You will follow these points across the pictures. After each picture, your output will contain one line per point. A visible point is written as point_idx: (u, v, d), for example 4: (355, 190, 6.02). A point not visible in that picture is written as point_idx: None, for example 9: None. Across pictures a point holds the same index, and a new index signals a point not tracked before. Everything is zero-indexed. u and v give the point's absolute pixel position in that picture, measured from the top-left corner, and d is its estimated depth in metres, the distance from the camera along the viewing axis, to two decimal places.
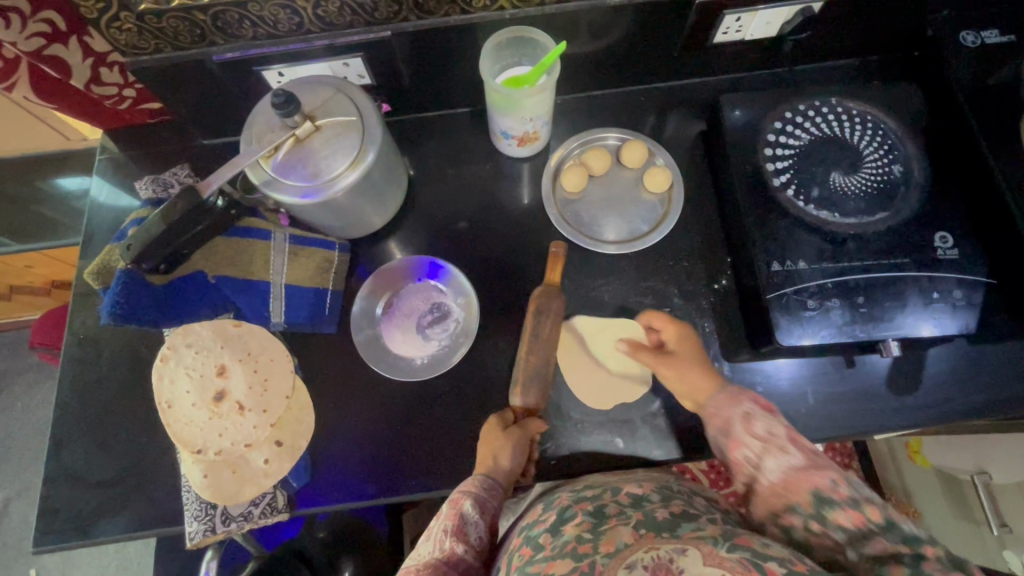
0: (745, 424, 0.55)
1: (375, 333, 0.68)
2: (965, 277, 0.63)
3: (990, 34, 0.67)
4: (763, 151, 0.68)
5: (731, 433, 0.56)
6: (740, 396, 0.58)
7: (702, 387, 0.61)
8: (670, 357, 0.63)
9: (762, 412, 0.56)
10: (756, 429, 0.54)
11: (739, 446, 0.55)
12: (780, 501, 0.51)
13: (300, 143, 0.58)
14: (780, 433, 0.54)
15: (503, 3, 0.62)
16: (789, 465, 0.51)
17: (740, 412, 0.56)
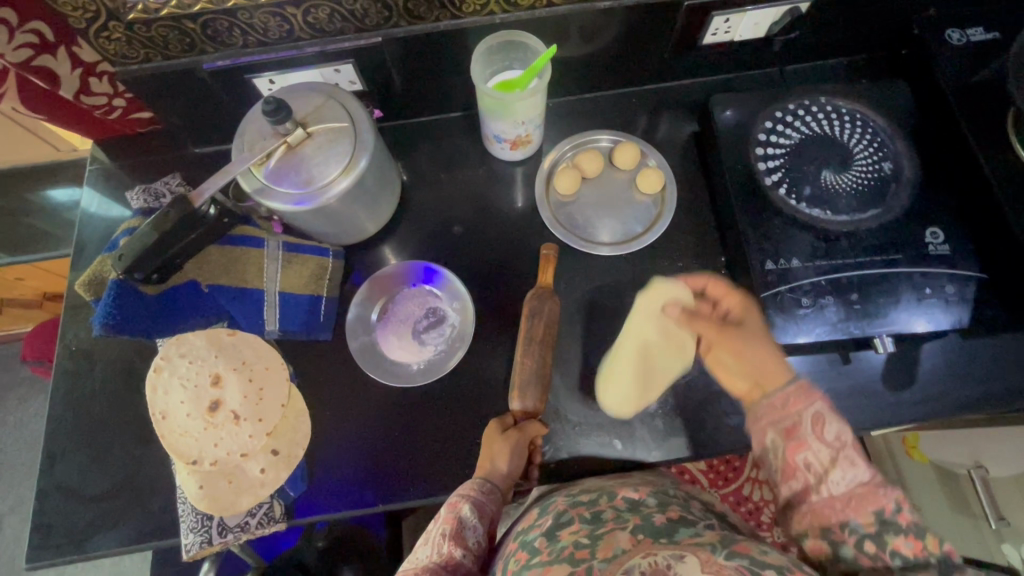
0: (815, 425, 0.51)
1: (370, 340, 0.68)
2: (958, 272, 0.63)
3: (975, 31, 0.68)
4: (754, 151, 0.69)
5: (795, 435, 0.51)
6: (812, 395, 0.53)
7: (769, 372, 0.56)
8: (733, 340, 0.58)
9: (831, 413, 0.52)
10: (828, 434, 0.51)
11: (798, 449, 0.51)
12: (834, 516, 0.49)
13: (291, 150, 0.58)
14: (849, 441, 0.50)
15: (493, 7, 0.62)
16: (856, 480, 0.49)
17: (811, 412, 0.52)
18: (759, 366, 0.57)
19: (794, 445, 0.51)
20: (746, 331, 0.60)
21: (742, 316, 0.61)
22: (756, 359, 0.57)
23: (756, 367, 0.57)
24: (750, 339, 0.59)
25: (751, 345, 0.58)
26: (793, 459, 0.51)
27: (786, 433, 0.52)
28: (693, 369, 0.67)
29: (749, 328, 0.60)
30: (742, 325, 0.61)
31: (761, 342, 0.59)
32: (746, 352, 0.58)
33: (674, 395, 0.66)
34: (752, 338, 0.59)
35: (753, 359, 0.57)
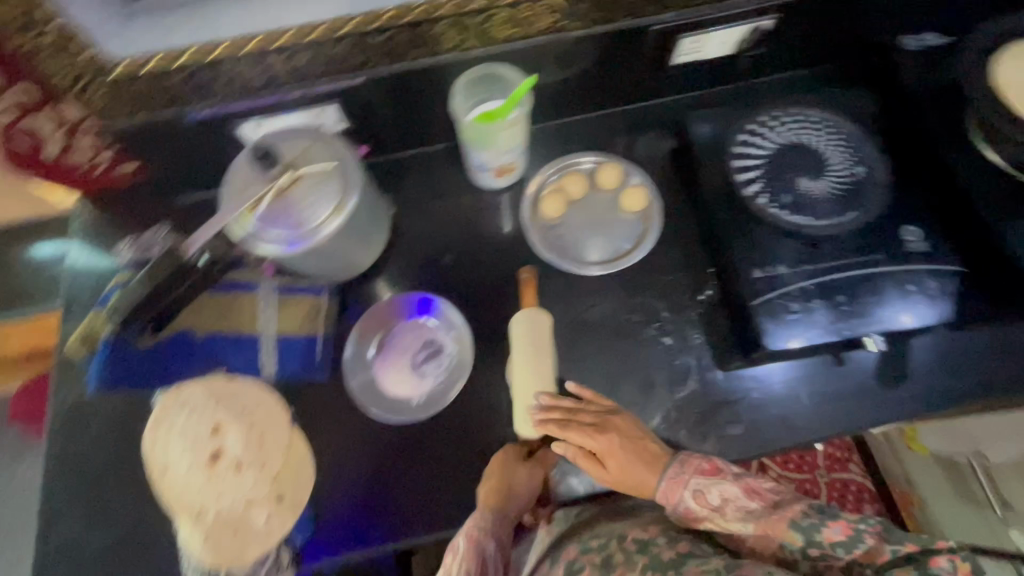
0: (697, 501, 0.59)
1: (368, 377, 0.67)
2: (937, 267, 0.65)
3: (930, 37, 0.71)
4: (732, 163, 0.70)
5: (692, 510, 0.59)
6: (684, 476, 0.60)
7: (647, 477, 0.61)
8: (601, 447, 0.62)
9: (707, 481, 0.59)
10: (710, 501, 0.59)
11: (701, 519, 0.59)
12: (773, 546, 0.55)
13: (280, 194, 0.59)
14: (732, 497, 0.58)
15: (469, 43, 0.64)
16: (752, 514, 0.57)
17: (688, 492, 0.59)
18: (632, 472, 0.61)
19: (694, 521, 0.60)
20: (616, 466, 0.61)
21: (609, 451, 0.61)
22: (628, 471, 0.61)
23: (640, 474, 0.61)
24: (625, 462, 0.61)
25: (626, 466, 0.61)
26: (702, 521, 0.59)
27: (688, 510, 0.60)
28: (692, 382, 0.67)
29: (625, 453, 0.61)
30: (613, 459, 0.61)
31: (628, 449, 0.61)
32: (624, 473, 0.61)
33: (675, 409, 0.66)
34: (614, 459, 0.61)
35: (626, 472, 0.61)
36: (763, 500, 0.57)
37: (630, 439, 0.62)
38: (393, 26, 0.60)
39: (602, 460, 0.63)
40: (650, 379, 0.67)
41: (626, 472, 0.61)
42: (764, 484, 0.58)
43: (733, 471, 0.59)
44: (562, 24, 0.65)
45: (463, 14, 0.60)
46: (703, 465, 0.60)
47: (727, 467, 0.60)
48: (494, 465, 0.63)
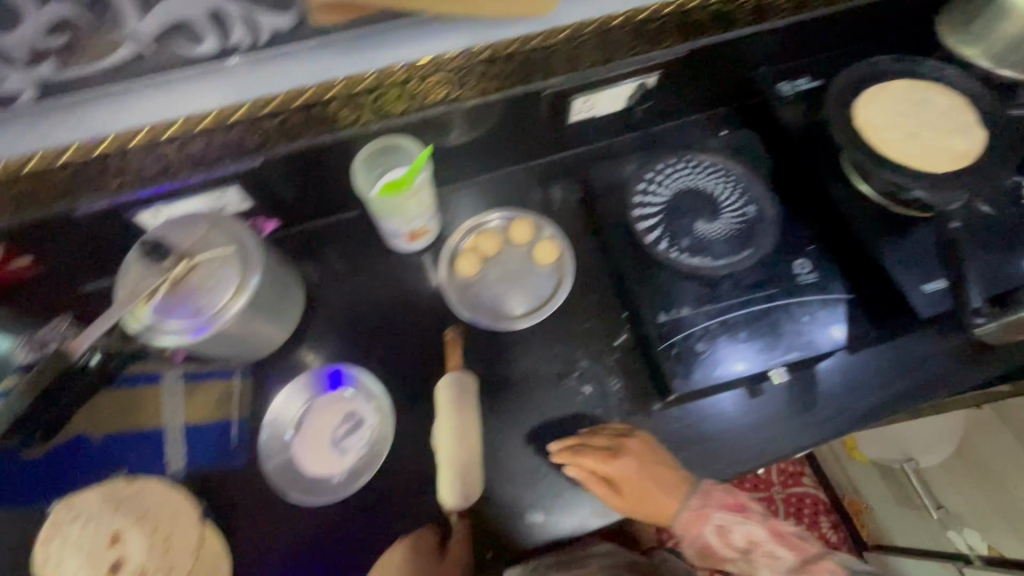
0: (720, 537, 0.59)
1: (287, 459, 0.65)
2: (828, 297, 0.69)
3: (802, 81, 0.78)
4: (632, 213, 0.74)
5: (711, 547, 0.59)
6: (706, 510, 0.60)
7: (665, 507, 0.61)
8: (617, 477, 0.61)
9: (732, 518, 0.59)
10: (732, 540, 0.59)
11: (722, 558, 0.59)
12: None
13: (177, 283, 0.58)
14: (760, 540, 0.58)
15: (365, 118, 0.65)
16: (783, 571, 0.56)
17: (710, 528, 0.59)
18: (650, 496, 0.61)
19: (716, 556, 0.60)
20: (631, 489, 0.61)
21: (627, 472, 0.61)
22: (645, 494, 0.61)
23: (655, 499, 0.61)
24: (642, 484, 0.61)
25: (642, 487, 0.61)
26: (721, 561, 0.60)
27: (705, 547, 0.60)
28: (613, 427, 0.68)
29: (642, 475, 0.61)
30: (629, 481, 0.61)
31: (647, 471, 0.61)
32: (639, 497, 0.61)
33: None
34: (631, 482, 0.61)
35: (641, 495, 0.61)
36: (795, 551, 0.57)
37: (647, 461, 0.62)
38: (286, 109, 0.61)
39: (616, 489, 0.62)
40: (573, 429, 0.68)
41: (644, 496, 0.61)
42: (787, 528, 0.59)
43: (757, 509, 0.60)
44: (459, 94, 0.67)
45: (356, 92, 0.62)
46: (725, 497, 0.60)
47: (751, 505, 0.60)
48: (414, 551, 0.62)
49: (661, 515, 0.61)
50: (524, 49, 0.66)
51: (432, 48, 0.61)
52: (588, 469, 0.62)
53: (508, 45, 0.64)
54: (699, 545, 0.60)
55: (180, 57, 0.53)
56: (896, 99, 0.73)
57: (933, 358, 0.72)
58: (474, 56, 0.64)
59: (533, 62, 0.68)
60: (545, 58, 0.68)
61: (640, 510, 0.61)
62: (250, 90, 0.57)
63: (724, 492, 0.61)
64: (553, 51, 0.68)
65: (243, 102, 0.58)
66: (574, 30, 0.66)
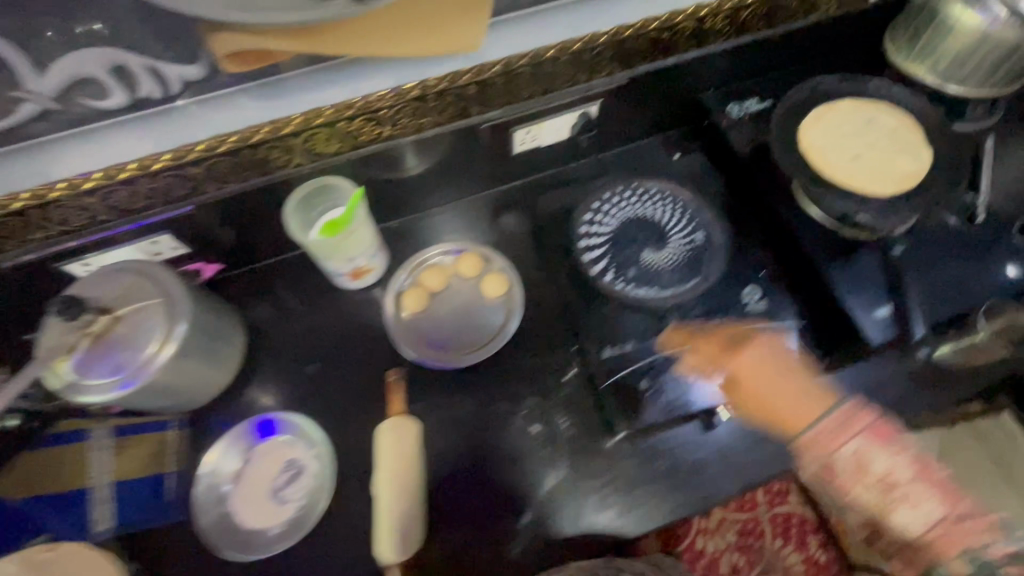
0: (858, 461, 0.53)
1: (223, 512, 0.63)
2: (777, 325, 0.67)
3: (751, 103, 0.77)
4: (578, 245, 0.72)
5: (840, 472, 0.53)
6: (853, 428, 0.54)
7: (815, 404, 0.58)
8: (767, 369, 0.62)
9: (874, 445, 0.53)
10: (870, 470, 0.52)
11: (853, 487, 0.53)
12: (926, 552, 0.50)
13: (99, 338, 0.57)
14: (903, 477, 0.51)
15: (297, 159, 0.64)
16: (927, 518, 0.50)
17: (850, 446, 0.53)
18: (763, 396, 0.60)
19: (843, 480, 0.53)
20: (751, 384, 0.61)
21: (741, 364, 0.62)
22: (774, 392, 0.60)
23: (790, 396, 0.59)
24: (756, 382, 0.61)
25: (763, 385, 0.60)
26: (850, 494, 0.53)
27: (832, 471, 0.54)
28: (561, 469, 0.66)
29: (752, 374, 0.61)
30: (746, 375, 0.62)
31: (774, 368, 0.61)
32: (758, 395, 0.60)
33: (546, 501, 0.65)
34: (751, 375, 0.61)
35: (787, 390, 0.59)
36: (942, 497, 0.50)
37: (775, 363, 0.62)
38: (212, 156, 0.59)
39: (737, 382, 0.62)
40: (521, 471, 0.66)
41: (760, 395, 0.60)
42: (939, 472, 0.52)
43: (909, 445, 0.53)
44: (393, 132, 0.66)
45: (282, 136, 0.60)
46: (875, 422, 0.54)
47: (902, 438, 0.53)
48: None
49: (796, 417, 0.57)
50: (456, 86, 0.64)
51: (358, 89, 0.61)
52: (702, 360, 0.64)
53: (437, 83, 0.63)
54: (824, 467, 0.54)
55: (87, 109, 0.51)
56: (843, 119, 0.72)
57: (889, 384, 0.71)
58: (404, 95, 0.62)
59: (468, 96, 0.66)
60: (481, 91, 0.66)
61: (760, 409, 0.60)
62: (174, 138, 0.57)
63: (876, 418, 0.54)
64: (487, 86, 0.66)
65: (166, 151, 0.57)
66: (505, 64, 0.64)
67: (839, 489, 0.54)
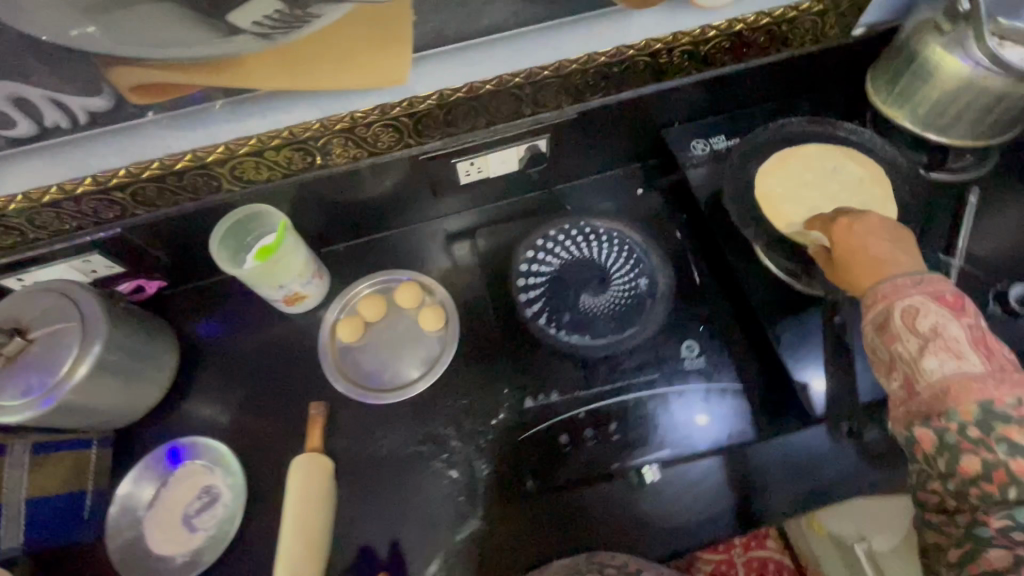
0: (906, 315, 0.45)
1: (136, 536, 0.64)
2: (712, 387, 0.64)
3: (717, 139, 0.73)
4: (516, 282, 0.69)
5: (887, 327, 0.46)
6: (918, 285, 0.46)
7: (899, 263, 0.49)
8: (853, 234, 0.51)
9: (940, 303, 0.45)
10: (920, 322, 0.45)
11: (894, 340, 0.45)
12: (934, 405, 0.43)
13: (10, 360, 0.57)
14: (955, 335, 0.44)
15: (226, 185, 0.64)
16: (957, 372, 0.43)
17: (903, 302, 0.45)
18: (869, 257, 0.49)
19: (886, 337, 0.46)
20: (843, 250, 0.51)
21: (841, 230, 0.52)
22: (874, 252, 0.49)
23: (873, 262, 0.49)
24: (857, 242, 0.51)
25: (859, 247, 0.50)
26: (890, 351, 0.46)
27: (880, 327, 0.46)
28: (474, 519, 0.64)
29: (854, 235, 0.51)
30: (846, 238, 0.52)
31: (888, 234, 0.51)
32: (856, 256, 0.50)
33: (455, 552, 0.63)
34: (847, 237, 0.52)
35: (869, 257, 0.49)
36: (986, 360, 0.43)
37: (883, 227, 0.51)
38: (134, 182, 0.59)
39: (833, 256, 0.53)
40: (433, 516, 0.64)
41: (859, 255, 0.50)
42: (997, 350, 0.44)
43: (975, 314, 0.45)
44: (326, 160, 0.65)
45: (207, 164, 0.60)
46: (948, 287, 0.46)
47: (971, 308, 0.45)
48: None
49: (880, 272, 0.48)
50: (387, 118, 0.62)
51: (280, 118, 0.59)
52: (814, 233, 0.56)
53: (366, 115, 0.61)
54: (876, 321, 0.47)
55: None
56: (808, 166, 0.67)
57: (838, 457, 0.65)
58: (330, 126, 0.60)
59: (402, 127, 0.63)
60: (416, 122, 0.63)
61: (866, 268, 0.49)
62: (90, 164, 0.56)
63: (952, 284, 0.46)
64: (422, 119, 0.63)
65: (84, 177, 0.57)
66: (439, 96, 0.61)
67: (881, 346, 0.47)
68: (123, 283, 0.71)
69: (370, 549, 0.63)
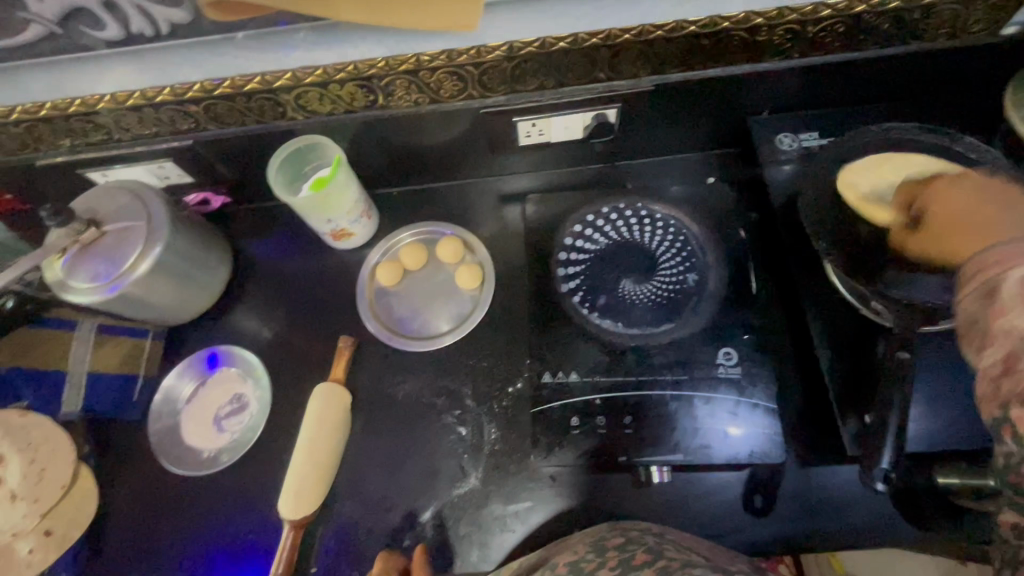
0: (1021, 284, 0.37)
1: (172, 425, 0.70)
2: (743, 400, 0.60)
3: (809, 136, 0.67)
4: (557, 255, 0.67)
5: (995, 294, 0.38)
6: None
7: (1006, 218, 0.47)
8: (961, 192, 0.52)
9: None
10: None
11: (999, 312, 0.37)
12: None
13: (86, 247, 0.63)
14: None
15: (292, 113, 0.65)
16: None
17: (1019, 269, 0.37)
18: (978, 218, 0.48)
19: (992, 309, 0.38)
20: (945, 214, 0.52)
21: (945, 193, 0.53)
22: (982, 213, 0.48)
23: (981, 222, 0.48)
24: (960, 204, 0.51)
25: (963, 210, 0.50)
26: (991, 326, 0.37)
27: (985, 295, 0.38)
28: (473, 478, 0.65)
29: (956, 197, 0.52)
30: (946, 202, 0.52)
31: (992, 199, 0.50)
32: (963, 219, 0.50)
33: (450, 505, 0.64)
34: (952, 198, 0.52)
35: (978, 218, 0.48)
36: None
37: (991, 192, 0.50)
38: (209, 98, 0.62)
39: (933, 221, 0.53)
40: (435, 467, 0.66)
41: (966, 218, 0.49)
42: None
43: None
44: (386, 102, 0.65)
45: (276, 89, 0.62)
46: None
47: None
48: (281, 546, 0.61)
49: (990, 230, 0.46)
50: (452, 65, 0.60)
51: (348, 53, 0.59)
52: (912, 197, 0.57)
53: (431, 59, 0.60)
54: (984, 288, 0.38)
55: (88, 38, 0.55)
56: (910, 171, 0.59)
57: (869, 502, 0.60)
58: (395, 66, 0.60)
59: (468, 76, 0.62)
60: (482, 73, 0.62)
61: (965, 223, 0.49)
62: (169, 76, 0.60)
63: None
64: (488, 70, 0.61)
65: (164, 86, 0.60)
66: (508, 49, 0.59)
67: (979, 320, 0.38)
68: (192, 193, 0.76)
69: (373, 483, 0.66)
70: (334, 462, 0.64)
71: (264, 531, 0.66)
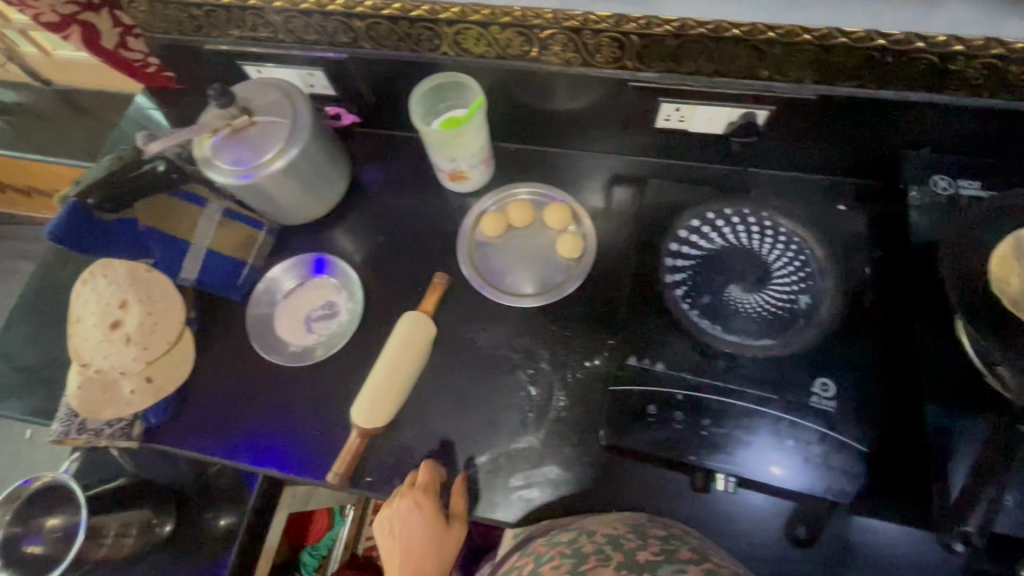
0: None
1: (268, 316, 0.76)
2: (832, 434, 0.57)
3: (967, 184, 0.62)
4: (667, 245, 0.67)
5: None
6: None
7: None
8: None
9: None
10: None
11: None
12: None
13: (236, 131, 0.67)
14: None
15: (444, 48, 0.66)
16: None
17: None
18: None
19: None
20: None
21: None
22: None
23: None
24: None
25: None
26: None
27: None
28: (533, 437, 0.66)
29: None
30: None
31: None
32: None
33: (505, 456, 0.66)
34: None
35: None
36: None
37: None
38: (376, 16, 0.63)
39: None
40: (499, 418, 0.67)
41: None
42: None
43: None
44: (539, 55, 0.64)
45: (435, 20, 0.62)
46: None
47: None
48: (348, 448, 0.65)
49: None
50: (617, 30, 0.59)
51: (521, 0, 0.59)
52: None
53: (599, 20, 0.58)
54: None
55: None
56: None
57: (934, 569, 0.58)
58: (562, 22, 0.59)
59: (628, 45, 0.60)
60: (643, 45, 0.60)
61: None
62: None
63: None
64: (651, 43, 0.59)
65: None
66: (676, 27, 0.57)
67: None
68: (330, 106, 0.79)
69: (439, 416, 0.68)
70: (407, 384, 0.67)
71: (328, 435, 0.70)
